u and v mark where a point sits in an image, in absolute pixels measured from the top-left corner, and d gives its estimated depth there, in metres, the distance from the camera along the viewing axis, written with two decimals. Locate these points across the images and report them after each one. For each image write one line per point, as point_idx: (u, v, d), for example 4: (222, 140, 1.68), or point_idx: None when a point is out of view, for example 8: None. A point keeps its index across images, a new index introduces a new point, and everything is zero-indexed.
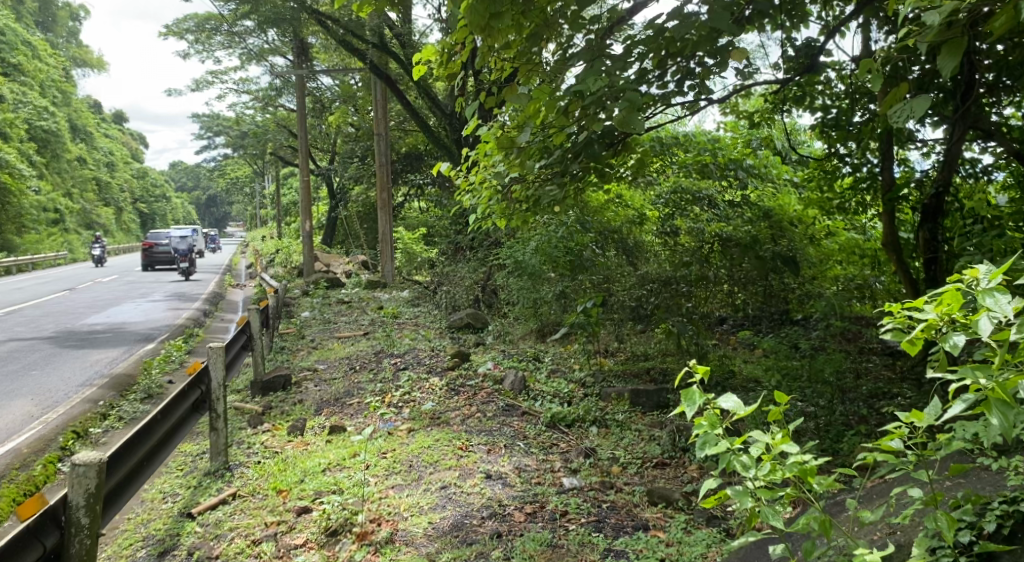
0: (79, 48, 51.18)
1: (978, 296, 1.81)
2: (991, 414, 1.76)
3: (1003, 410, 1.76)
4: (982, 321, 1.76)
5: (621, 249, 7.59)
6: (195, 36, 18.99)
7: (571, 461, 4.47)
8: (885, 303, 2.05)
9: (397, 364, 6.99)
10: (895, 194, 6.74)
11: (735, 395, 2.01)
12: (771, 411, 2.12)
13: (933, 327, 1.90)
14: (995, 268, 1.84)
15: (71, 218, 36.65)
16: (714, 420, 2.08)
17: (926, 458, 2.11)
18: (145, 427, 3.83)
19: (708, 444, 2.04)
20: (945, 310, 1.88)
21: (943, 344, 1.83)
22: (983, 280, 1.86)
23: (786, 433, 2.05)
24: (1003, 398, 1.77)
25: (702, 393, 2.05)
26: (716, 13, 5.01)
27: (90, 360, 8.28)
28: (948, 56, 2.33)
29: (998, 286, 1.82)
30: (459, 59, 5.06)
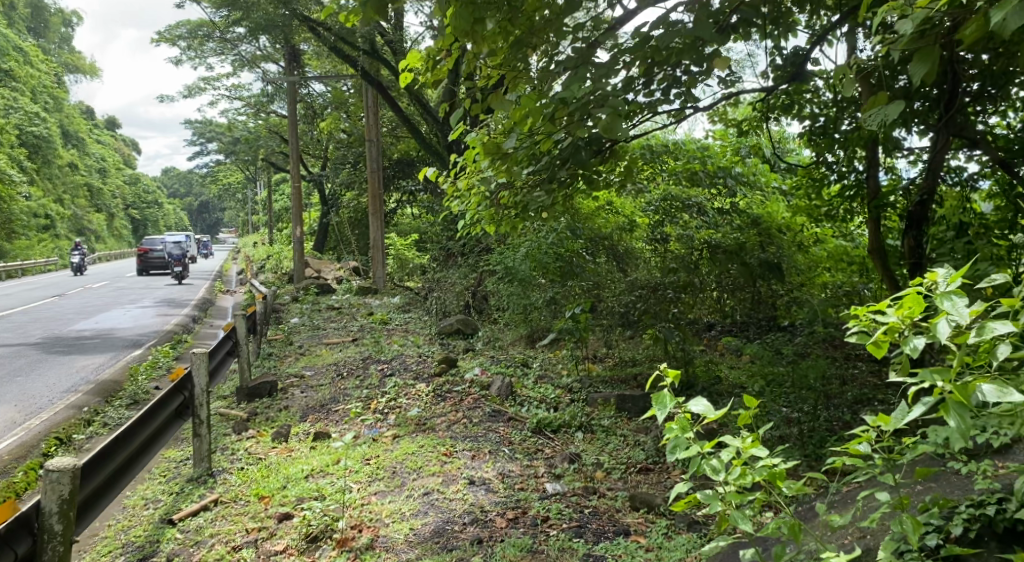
0: (72, 54, 51.08)
1: (937, 300, 1.85)
2: (949, 416, 1.78)
3: (961, 413, 1.77)
4: (940, 323, 1.79)
5: (611, 256, 7.80)
6: (187, 43, 18.97)
7: (555, 466, 4.47)
8: (851, 307, 2.08)
9: (384, 370, 6.98)
10: (880, 201, 6.77)
11: (705, 399, 2.04)
12: (741, 415, 2.20)
13: (896, 330, 1.93)
14: (954, 271, 1.87)
15: (61, 224, 36.49)
16: (686, 425, 2.11)
17: (893, 463, 2.14)
18: (124, 433, 3.82)
19: (680, 448, 2.08)
20: (907, 314, 1.90)
21: (904, 347, 1.85)
22: (942, 284, 1.89)
23: (756, 437, 2.09)
24: (961, 400, 1.78)
25: (673, 398, 2.08)
26: (700, 22, 5.06)
27: (76, 366, 8.23)
28: (919, 63, 2.35)
29: (957, 289, 1.85)
30: (445, 66, 5.08)
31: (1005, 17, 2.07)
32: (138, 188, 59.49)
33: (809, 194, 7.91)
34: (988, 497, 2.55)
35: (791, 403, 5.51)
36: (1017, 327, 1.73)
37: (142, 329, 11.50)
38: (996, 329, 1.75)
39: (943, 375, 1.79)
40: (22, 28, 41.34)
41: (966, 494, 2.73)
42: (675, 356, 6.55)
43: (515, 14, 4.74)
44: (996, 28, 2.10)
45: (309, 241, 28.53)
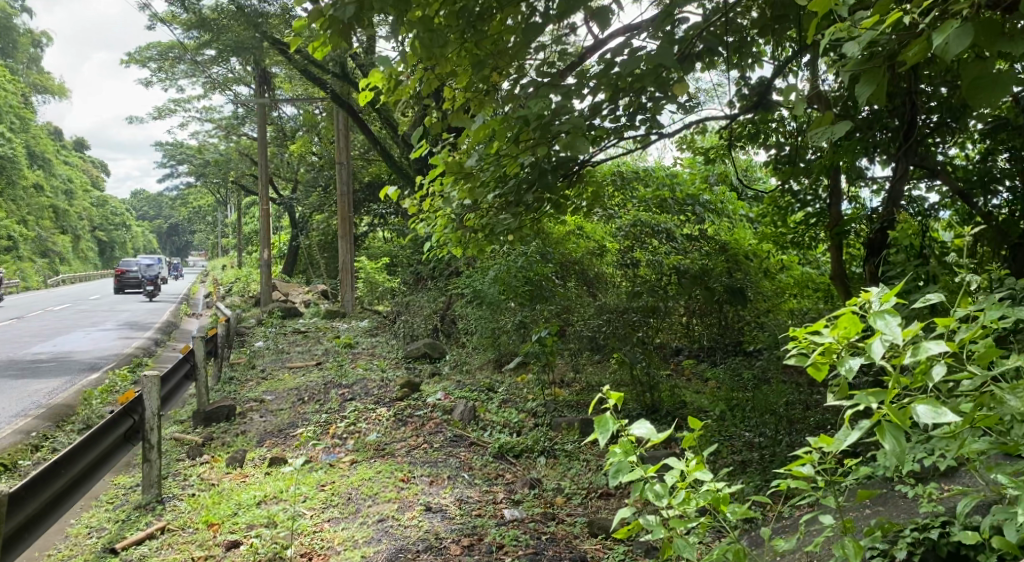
0: (40, 74, 50.43)
1: (871, 319, 1.85)
2: (885, 439, 1.77)
3: (897, 435, 1.77)
4: (874, 344, 1.79)
5: (581, 280, 7.84)
6: (158, 64, 18.85)
7: (514, 492, 4.41)
8: (791, 328, 2.08)
9: (345, 394, 6.86)
10: (842, 228, 6.87)
11: (649, 422, 2.02)
12: (685, 437, 2.19)
13: (832, 351, 1.93)
14: (888, 290, 1.89)
15: (24, 244, 35.84)
16: (630, 448, 2.08)
17: (836, 487, 2.13)
18: (62, 459, 3.69)
19: (622, 472, 2.05)
20: (842, 334, 1.91)
21: (839, 369, 1.86)
22: (875, 303, 1.90)
23: (700, 460, 2.07)
24: (897, 423, 1.77)
25: (616, 420, 2.06)
26: (663, 48, 5.13)
27: (29, 390, 7.98)
28: (864, 84, 2.40)
29: (890, 308, 1.86)
30: (407, 86, 5.07)
31: (945, 42, 2.11)
32: (106, 209, 58.68)
33: (775, 222, 7.96)
34: (933, 520, 2.59)
35: (752, 428, 5.53)
36: (949, 347, 1.73)
37: (101, 352, 11.26)
38: (929, 349, 1.75)
39: (878, 399, 1.79)
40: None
41: (913, 518, 2.76)
42: (639, 380, 6.54)
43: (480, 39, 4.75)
44: (938, 53, 2.14)
45: (278, 264, 28.26)
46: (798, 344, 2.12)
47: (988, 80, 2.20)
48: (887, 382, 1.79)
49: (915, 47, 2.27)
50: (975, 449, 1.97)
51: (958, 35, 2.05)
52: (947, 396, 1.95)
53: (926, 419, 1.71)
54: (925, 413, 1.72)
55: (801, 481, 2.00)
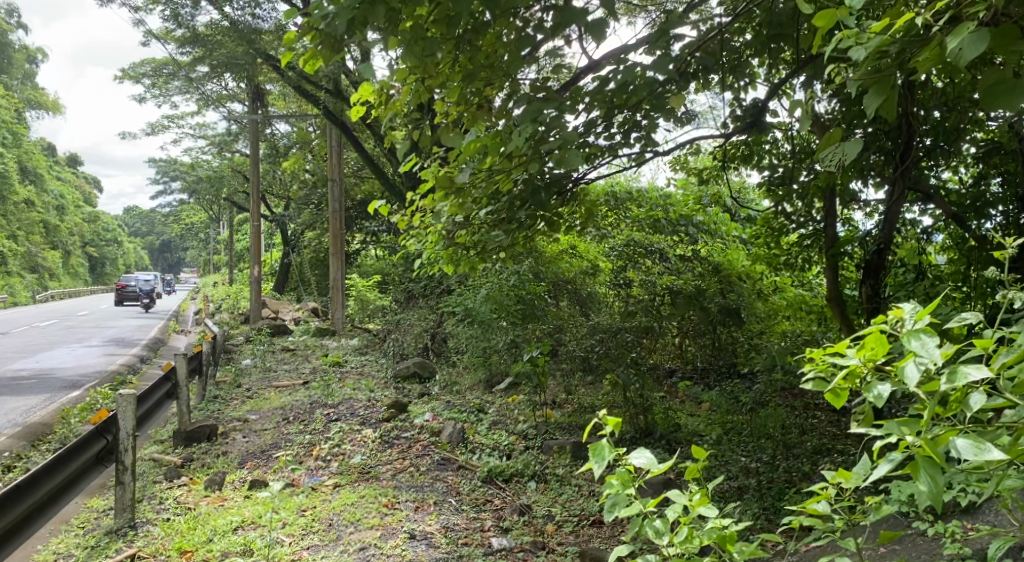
0: (35, 90, 50.50)
1: (904, 339, 1.74)
2: (920, 477, 1.68)
3: (933, 472, 1.67)
4: (909, 368, 1.68)
5: (574, 299, 7.68)
6: (152, 80, 18.83)
7: (503, 519, 4.24)
8: (807, 349, 1.95)
9: (329, 415, 6.68)
10: (839, 250, 6.74)
11: (649, 451, 1.88)
12: (689, 468, 2.06)
13: (857, 375, 1.82)
14: (921, 308, 1.77)
15: (14, 260, 35.52)
16: (628, 481, 1.94)
17: (855, 524, 2.01)
18: (28, 480, 3.50)
19: (619, 506, 1.92)
20: (869, 356, 1.78)
21: (867, 394, 1.74)
22: (908, 321, 1.79)
23: (705, 493, 1.94)
24: (931, 456, 1.67)
25: (613, 448, 1.92)
26: (657, 62, 5.06)
27: (6, 408, 7.76)
28: (873, 95, 2.29)
29: (925, 328, 1.75)
30: (398, 100, 4.94)
31: (958, 47, 2.00)
32: (97, 225, 58.35)
33: (768, 243, 7.79)
34: None
35: (749, 452, 5.40)
36: (991, 374, 1.64)
37: (84, 369, 11.05)
38: (969, 375, 1.66)
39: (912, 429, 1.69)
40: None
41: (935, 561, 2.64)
42: (633, 401, 6.37)
43: (473, 52, 4.63)
44: (950, 57, 2.04)
45: (268, 282, 28.06)
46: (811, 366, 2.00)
47: (1009, 86, 2.12)
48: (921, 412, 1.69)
49: (925, 52, 2.16)
50: (1007, 486, 1.86)
51: (973, 40, 1.94)
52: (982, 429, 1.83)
53: (967, 455, 1.60)
54: (965, 448, 1.61)
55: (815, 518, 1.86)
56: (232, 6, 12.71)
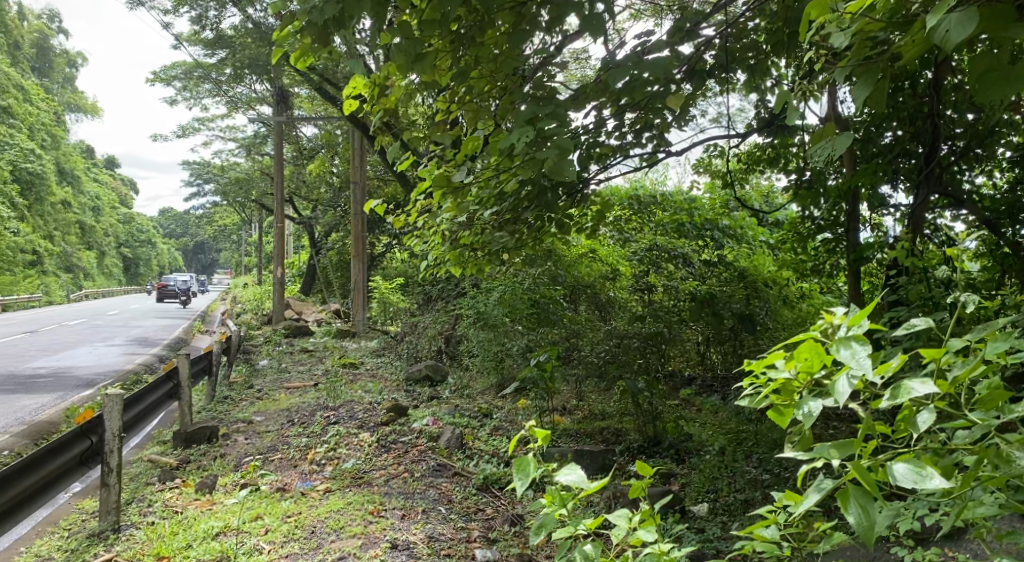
0: (74, 93, 51.60)
1: (834, 349, 1.68)
2: (849, 509, 1.61)
3: (864, 503, 1.61)
4: (840, 383, 1.63)
5: (592, 304, 7.26)
6: (183, 82, 19.03)
7: (492, 529, 4.12)
8: (744, 362, 1.91)
9: (330, 417, 6.60)
10: (863, 255, 6.33)
11: (579, 470, 2.02)
12: (633, 487, 2.22)
13: (793, 389, 1.77)
14: (856, 315, 1.71)
15: (50, 259, 36.14)
16: (561, 501, 2.10)
17: (810, 551, 2.05)
18: None
19: (548, 527, 2.05)
20: (802, 370, 1.74)
21: (797, 413, 1.71)
22: (841, 328, 1.74)
23: (645, 517, 2.10)
24: (864, 488, 1.61)
25: (538, 464, 2.05)
26: (664, 57, 4.83)
27: (17, 405, 7.82)
28: (860, 86, 2.20)
29: (859, 336, 1.70)
30: (391, 94, 4.76)
31: (943, 30, 1.88)
32: (133, 226, 59.37)
33: (794, 249, 7.17)
34: None
35: (756, 465, 5.21)
36: (933, 389, 1.59)
37: (102, 368, 11.09)
38: (913, 390, 1.61)
39: (844, 453, 1.68)
40: (26, 65, 41.62)
41: None
42: (642, 410, 6.29)
43: (482, 54, 4.53)
44: (935, 41, 1.92)
45: (295, 283, 28.26)
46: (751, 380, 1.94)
47: (1001, 74, 1.99)
48: (855, 435, 1.66)
49: (910, 36, 2.06)
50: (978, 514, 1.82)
51: (961, 21, 1.83)
52: (937, 451, 1.79)
53: (907, 483, 1.57)
54: (905, 474, 1.59)
55: (766, 544, 1.99)
56: (256, 8, 12.70)
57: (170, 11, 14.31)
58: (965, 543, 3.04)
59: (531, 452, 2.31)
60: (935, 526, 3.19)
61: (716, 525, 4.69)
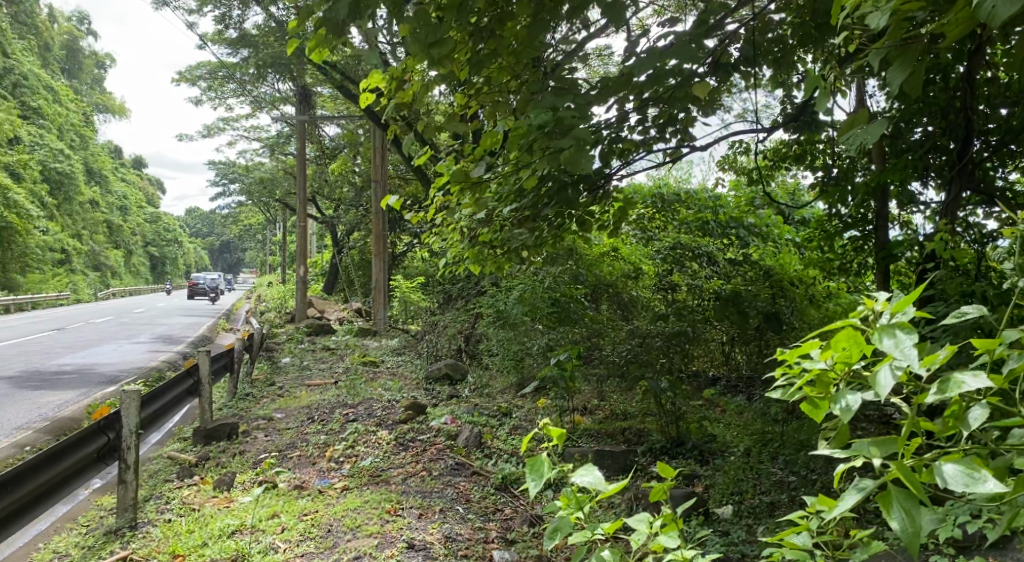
0: (103, 95, 52.40)
1: (876, 338, 1.58)
2: (892, 513, 1.51)
3: (908, 507, 1.50)
4: (882, 374, 1.53)
5: (615, 303, 7.15)
6: (208, 82, 19.19)
7: (510, 530, 4.03)
8: (777, 351, 1.81)
9: (348, 416, 6.57)
10: (891, 253, 6.17)
11: (595, 470, 1.94)
12: (654, 490, 2.14)
13: (829, 381, 1.67)
14: (900, 301, 1.60)
15: (78, 259, 36.72)
16: (577, 504, 2.02)
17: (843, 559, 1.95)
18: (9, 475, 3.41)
19: (563, 531, 1.97)
20: (840, 360, 1.64)
21: (834, 407, 1.61)
22: (884, 316, 1.63)
23: (666, 522, 2.01)
24: (908, 491, 1.51)
25: (553, 465, 1.97)
26: (684, 44, 4.70)
27: (41, 402, 7.87)
28: (896, 69, 2.11)
29: (903, 324, 1.59)
30: (409, 88, 4.69)
31: (990, 7, 1.78)
32: (160, 226, 60.14)
33: (821, 247, 7.00)
34: None
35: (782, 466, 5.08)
36: (988, 383, 1.49)
37: (126, 365, 11.19)
38: (964, 384, 1.51)
39: (886, 451, 1.57)
40: (56, 67, 42.31)
41: None
42: (665, 410, 6.17)
43: (502, 47, 4.44)
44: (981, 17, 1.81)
45: (318, 282, 28.41)
46: (784, 371, 1.84)
47: None
48: (899, 432, 1.56)
49: (954, 15, 1.97)
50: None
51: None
52: (987, 452, 1.68)
53: (956, 486, 1.47)
54: (954, 477, 1.49)
55: (796, 551, 1.89)
56: (278, 7, 12.72)
57: (195, 11, 14.42)
58: (1010, 552, 2.89)
59: (547, 452, 2.22)
60: (978, 534, 3.02)
61: (741, 528, 4.57)
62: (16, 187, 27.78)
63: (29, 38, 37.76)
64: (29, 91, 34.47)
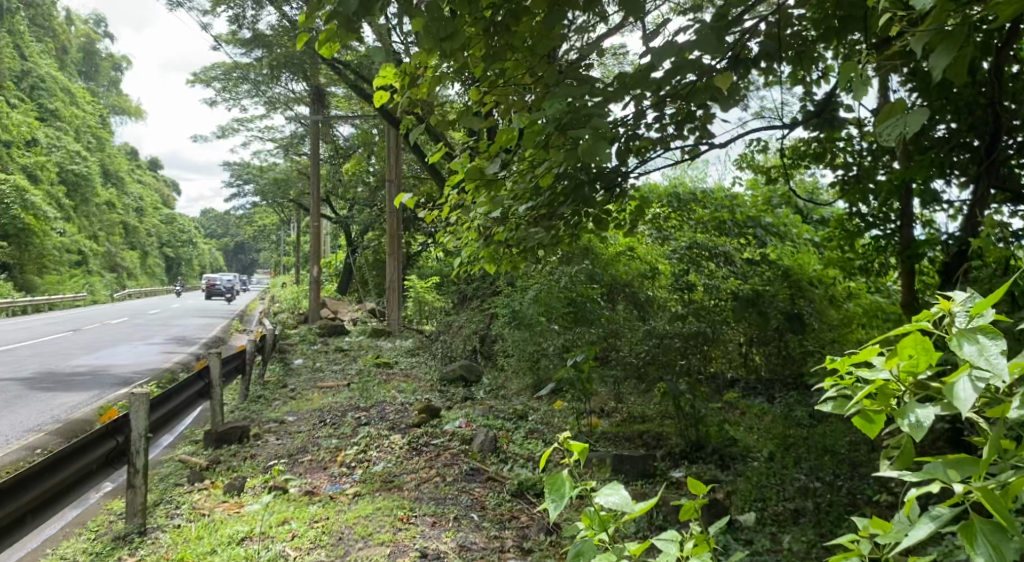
0: (120, 97, 52.81)
1: (955, 344, 1.43)
2: (976, 546, 1.34)
3: (995, 540, 1.32)
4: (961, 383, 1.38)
5: (630, 304, 7.01)
6: (223, 84, 19.22)
7: (527, 539, 3.91)
8: (828, 359, 1.66)
9: (361, 419, 6.47)
10: (914, 253, 5.95)
11: (621, 491, 1.83)
12: (684, 509, 2.01)
13: (891, 393, 1.53)
14: (979, 304, 1.45)
15: (95, 260, 36.98)
16: (601, 525, 1.90)
17: None
18: (14, 481, 3.33)
19: (586, 555, 1.84)
20: (907, 369, 1.50)
21: (902, 422, 1.46)
22: (959, 320, 1.49)
23: (698, 544, 1.88)
24: (994, 519, 1.34)
25: (574, 483, 1.85)
26: (705, 35, 4.53)
27: (54, 404, 7.85)
28: (943, 52, 1.94)
29: (983, 329, 1.44)
30: (421, 83, 4.58)
31: None
32: (176, 227, 60.54)
33: (841, 247, 6.80)
34: None
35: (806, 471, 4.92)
36: None
37: (140, 366, 11.18)
38: None
39: (964, 474, 1.41)
40: (73, 70, 42.65)
41: None
42: (684, 413, 6.03)
43: (517, 43, 4.32)
44: None
45: (333, 283, 28.43)
46: (835, 382, 1.69)
47: None
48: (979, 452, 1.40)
49: None
50: None
51: None
52: None
53: None
54: None
55: None
56: (291, 7, 12.69)
57: (208, 13, 14.40)
58: None
59: (566, 466, 2.09)
60: None
61: (765, 536, 4.45)
62: (34, 189, 27.98)
63: (47, 41, 38.08)
64: (46, 94, 34.76)
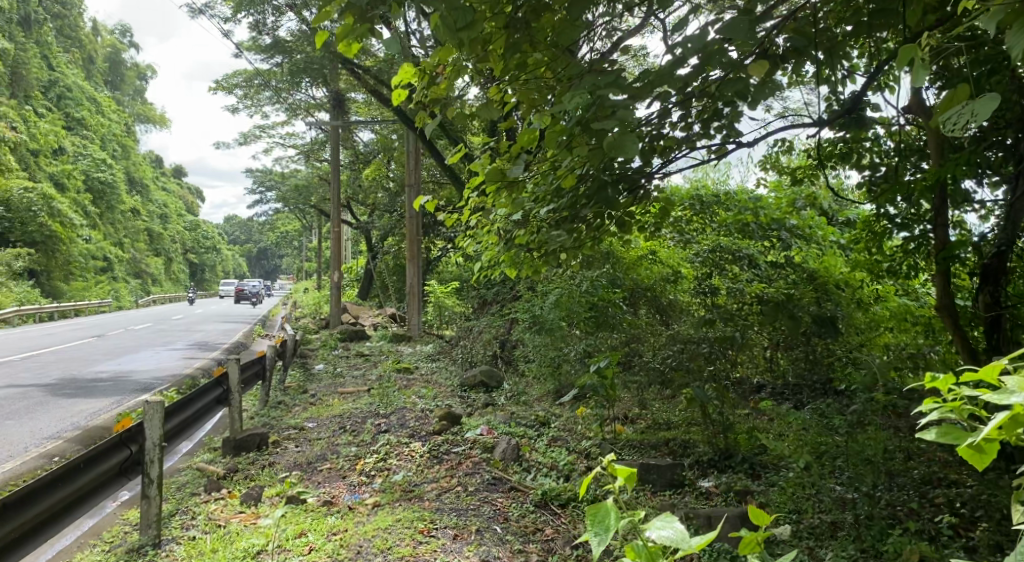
0: (144, 106, 53.50)
1: None
2: None
3: None
4: None
5: (652, 308, 6.83)
6: (244, 91, 19.28)
7: (552, 553, 3.76)
8: (938, 381, 1.75)
9: (380, 426, 6.36)
10: (950, 254, 5.59)
11: (678, 522, 1.80)
12: (746, 541, 1.98)
13: (1016, 422, 1.61)
14: None
15: (121, 266, 37.38)
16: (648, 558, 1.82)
17: None
18: (18, 495, 3.22)
19: None
20: None
21: None
22: None
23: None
24: None
25: (620, 513, 1.81)
26: (736, 24, 4.32)
27: (73, 411, 7.82)
28: (1019, 33, 1.93)
29: None
30: (442, 82, 4.45)
31: None
32: (200, 234, 61.14)
33: (868, 249, 6.59)
34: None
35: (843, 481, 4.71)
36: None
37: (160, 372, 11.16)
38: None
39: None
40: (99, 79, 43.25)
41: None
42: (711, 420, 5.83)
43: (538, 39, 4.21)
44: None
45: (353, 288, 28.46)
46: (942, 404, 1.77)
47: None
48: None
49: None
50: None
51: None
52: None
53: None
54: None
55: None
56: (310, 12, 12.63)
57: (229, 19, 14.41)
58: None
59: (612, 496, 2.05)
60: None
61: (802, 550, 4.27)
62: (60, 197, 28.28)
63: (74, 50, 38.64)
64: (72, 103, 35.21)
